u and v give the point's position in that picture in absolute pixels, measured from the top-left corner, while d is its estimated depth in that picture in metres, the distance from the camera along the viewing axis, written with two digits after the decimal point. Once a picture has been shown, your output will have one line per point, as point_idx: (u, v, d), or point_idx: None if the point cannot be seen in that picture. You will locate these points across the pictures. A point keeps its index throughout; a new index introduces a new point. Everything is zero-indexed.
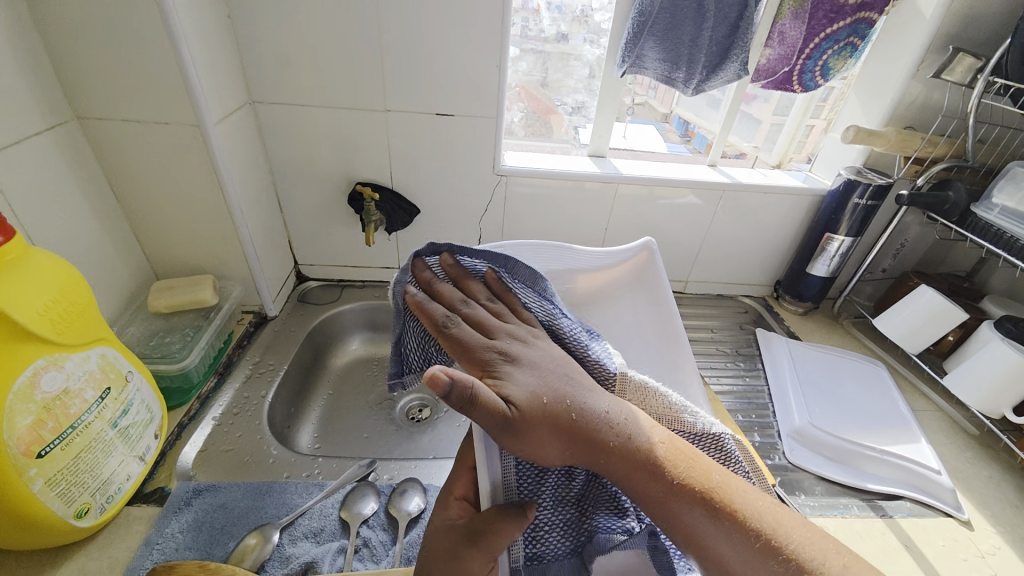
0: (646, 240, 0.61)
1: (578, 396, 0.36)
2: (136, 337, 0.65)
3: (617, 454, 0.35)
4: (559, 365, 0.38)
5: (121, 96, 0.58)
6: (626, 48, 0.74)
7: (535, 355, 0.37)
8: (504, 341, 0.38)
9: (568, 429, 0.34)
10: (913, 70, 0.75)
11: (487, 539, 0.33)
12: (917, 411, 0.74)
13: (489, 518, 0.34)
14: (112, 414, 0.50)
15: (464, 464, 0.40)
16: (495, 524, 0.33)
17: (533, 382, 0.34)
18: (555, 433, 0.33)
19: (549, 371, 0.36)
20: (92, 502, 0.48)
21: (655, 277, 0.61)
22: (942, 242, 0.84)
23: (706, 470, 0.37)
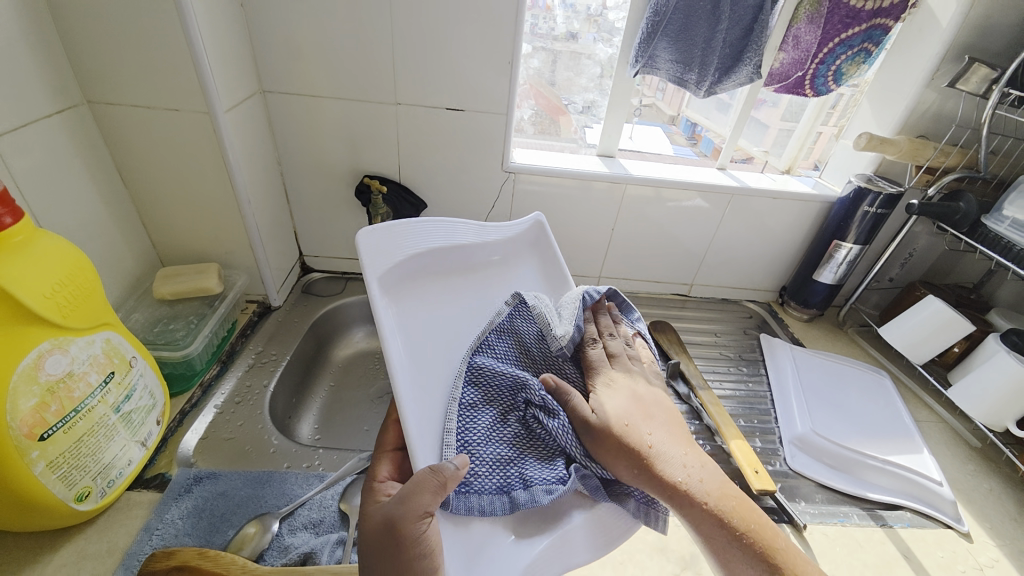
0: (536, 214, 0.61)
1: (669, 431, 0.44)
2: (140, 322, 0.65)
3: (687, 499, 0.39)
4: (659, 404, 0.47)
5: (131, 81, 0.57)
6: (639, 48, 0.74)
7: (641, 390, 0.48)
8: (618, 372, 0.48)
9: (643, 454, 0.41)
10: (928, 78, 0.74)
11: (417, 500, 0.34)
12: (919, 421, 0.73)
13: (415, 482, 0.35)
14: (115, 399, 0.50)
15: (386, 450, 0.45)
16: (421, 487, 0.34)
17: (623, 404, 0.45)
18: (627, 453, 0.41)
19: (643, 405, 0.46)
20: (92, 485, 0.48)
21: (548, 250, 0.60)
22: (951, 252, 0.83)
23: (770, 533, 0.39)
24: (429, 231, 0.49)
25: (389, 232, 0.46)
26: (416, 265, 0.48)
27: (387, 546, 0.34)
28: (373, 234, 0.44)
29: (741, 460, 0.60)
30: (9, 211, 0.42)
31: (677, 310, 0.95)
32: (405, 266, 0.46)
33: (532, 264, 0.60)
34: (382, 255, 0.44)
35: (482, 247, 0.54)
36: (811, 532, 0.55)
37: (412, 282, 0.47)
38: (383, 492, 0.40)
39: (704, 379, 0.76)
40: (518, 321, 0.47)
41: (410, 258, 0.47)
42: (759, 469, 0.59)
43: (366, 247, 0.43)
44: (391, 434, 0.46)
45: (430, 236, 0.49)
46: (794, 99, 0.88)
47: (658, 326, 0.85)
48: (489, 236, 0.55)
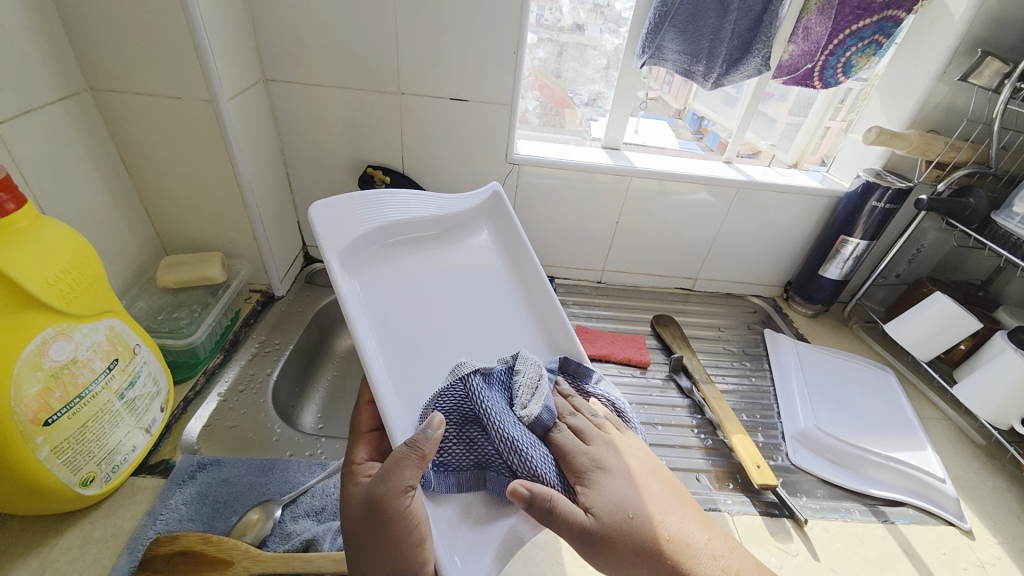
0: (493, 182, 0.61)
1: (679, 514, 0.40)
2: (144, 310, 0.66)
3: None
4: (654, 476, 0.42)
5: (134, 68, 0.57)
6: (646, 38, 0.73)
7: (633, 465, 0.41)
8: (602, 448, 0.42)
9: (662, 558, 0.37)
10: (940, 71, 0.73)
11: (399, 475, 0.34)
12: (923, 418, 0.73)
13: (396, 458, 0.35)
14: (119, 385, 0.50)
15: (363, 433, 0.45)
16: (403, 461, 0.35)
17: (622, 495, 0.39)
18: (638, 556, 0.37)
19: (642, 485, 0.40)
20: (97, 470, 0.48)
21: (506, 214, 0.60)
22: (960, 248, 0.82)
23: None
24: (383, 207, 0.52)
25: (344, 207, 0.48)
26: (373, 239, 0.50)
27: (370, 524, 0.34)
28: (326, 210, 0.47)
29: (742, 455, 0.60)
30: (12, 198, 0.42)
31: (681, 304, 0.95)
32: (362, 238, 0.49)
33: (492, 231, 0.61)
34: (338, 229, 0.47)
35: (438, 219, 0.56)
36: (812, 527, 0.55)
37: (370, 257, 0.50)
38: (363, 473, 0.41)
39: (707, 374, 0.75)
40: (495, 374, 0.42)
41: (366, 233, 0.49)
42: (761, 463, 0.59)
43: (320, 222, 0.46)
44: (364, 417, 0.45)
45: (385, 212, 0.51)
46: (803, 92, 0.86)
47: (661, 320, 0.85)
48: (446, 208, 0.57)
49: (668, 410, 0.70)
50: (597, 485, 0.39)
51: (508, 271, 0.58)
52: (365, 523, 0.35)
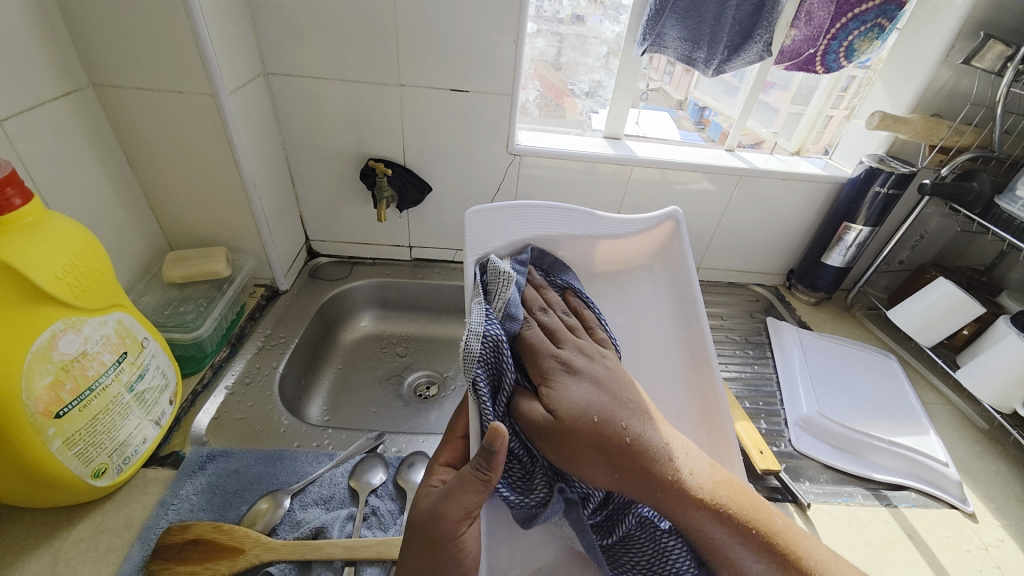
0: (673, 209, 0.58)
1: (642, 418, 0.42)
2: (151, 305, 0.66)
3: (674, 494, 0.38)
4: (622, 383, 0.44)
5: (135, 63, 0.57)
6: (647, 25, 0.72)
7: (599, 371, 0.44)
8: (569, 352, 0.45)
9: (615, 451, 0.39)
10: (943, 55, 0.72)
11: (460, 498, 0.34)
12: (926, 404, 0.73)
13: (462, 481, 0.35)
14: (129, 378, 0.51)
15: (454, 436, 0.45)
16: (469, 484, 0.34)
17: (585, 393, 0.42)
18: (592, 449, 0.38)
19: (608, 387, 0.43)
20: (109, 462, 0.49)
21: (678, 247, 0.58)
22: (963, 234, 0.82)
23: (769, 513, 0.39)
24: (540, 220, 0.53)
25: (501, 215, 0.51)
26: (516, 249, 0.53)
27: (422, 545, 0.34)
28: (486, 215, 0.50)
29: (745, 441, 0.60)
30: (18, 193, 0.42)
31: None
32: (499, 251, 0.52)
33: (658, 263, 0.60)
34: (491, 233, 0.51)
35: (595, 239, 0.57)
36: (815, 511, 0.56)
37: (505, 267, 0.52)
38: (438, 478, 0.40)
39: None
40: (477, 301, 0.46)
41: (516, 241, 0.53)
42: (763, 449, 0.59)
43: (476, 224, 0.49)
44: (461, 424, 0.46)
45: (540, 224, 0.54)
46: (806, 79, 0.85)
47: None
48: (610, 229, 0.57)
49: None
50: (560, 384, 0.42)
51: (663, 303, 0.59)
52: (421, 544, 0.34)
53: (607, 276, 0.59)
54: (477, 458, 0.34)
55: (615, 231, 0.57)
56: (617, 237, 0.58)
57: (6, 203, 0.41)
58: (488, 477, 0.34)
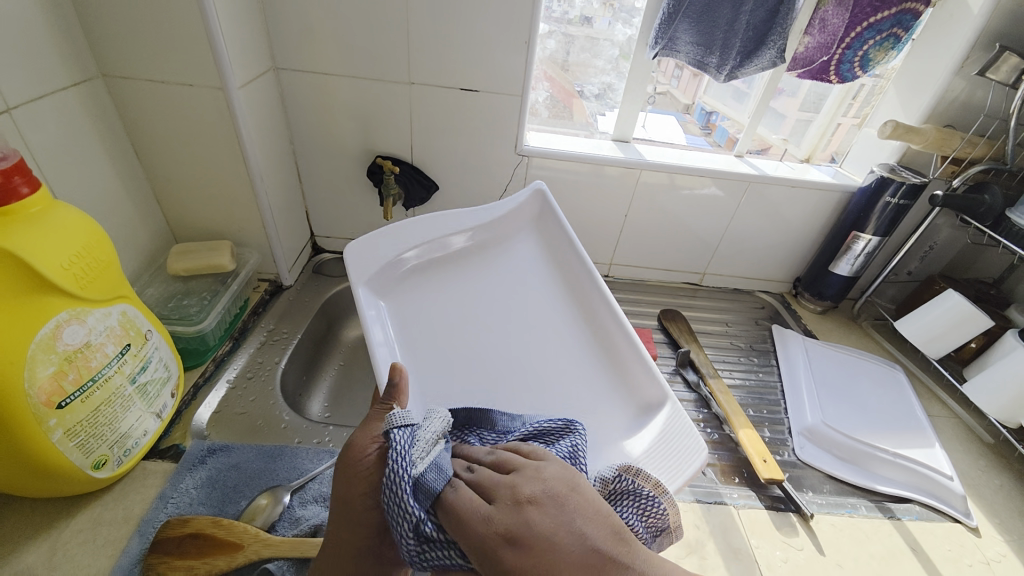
0: (536, 183, 0.66)
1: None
2: (154, 297, 0.66)
3: None
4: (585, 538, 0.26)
5: (146, 55, 0.57)
6: (659, 29, 0.72)
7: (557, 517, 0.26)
8: (501, 507, 0.27)
9: None
10: (957, 66, 0.72)
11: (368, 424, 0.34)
12: (932, 416, 0.72)
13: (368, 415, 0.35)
14: (131, 370, 0.51)
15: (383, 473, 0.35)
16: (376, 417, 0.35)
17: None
18: None
19: (562, 555, 0.25)
20: (110, 454, 0.49)
21: (551, 215, 0.64)
22: (973, 246, 0.81)
23: None
24: (430, 225, 0.59)
25: (393, 229, 0.57)
26: (407, 264, 0.56)
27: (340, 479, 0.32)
28: (375, 234, 0.56)
29: (749, 449, 0.60)
30: (25, 182, 0.42)
31: (689, 298, 0.95)
32: (393, 265, 0.55)
33: (537, 232, 0.65)
34: (380, 248, 0.55)
35: (480, 227, 0.62)
36: (818, 522, 0.55)
37: (399, 283, 0.55)
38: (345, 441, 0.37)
39: (714, 368, 0.75)
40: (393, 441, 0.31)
41: (406, 249, 0.56)
42: (767, 458, 0.59)
43: (365, 244, 0.54)
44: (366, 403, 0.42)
45: (431, 228, 0.59)
46: (814, 88, 0.85)
47: (669, 314, 0.85)
48: (489, 216, 0.62)
49: None
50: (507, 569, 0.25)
51: (548, 268, 0.61)
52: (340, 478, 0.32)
53: (498, 255, 0.62)
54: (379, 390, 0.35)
55: (491, 210, 0.63)
56: (498, 221, 0.63)
57: (14, 192, 0.41)
58: (390, 403, 0.35)
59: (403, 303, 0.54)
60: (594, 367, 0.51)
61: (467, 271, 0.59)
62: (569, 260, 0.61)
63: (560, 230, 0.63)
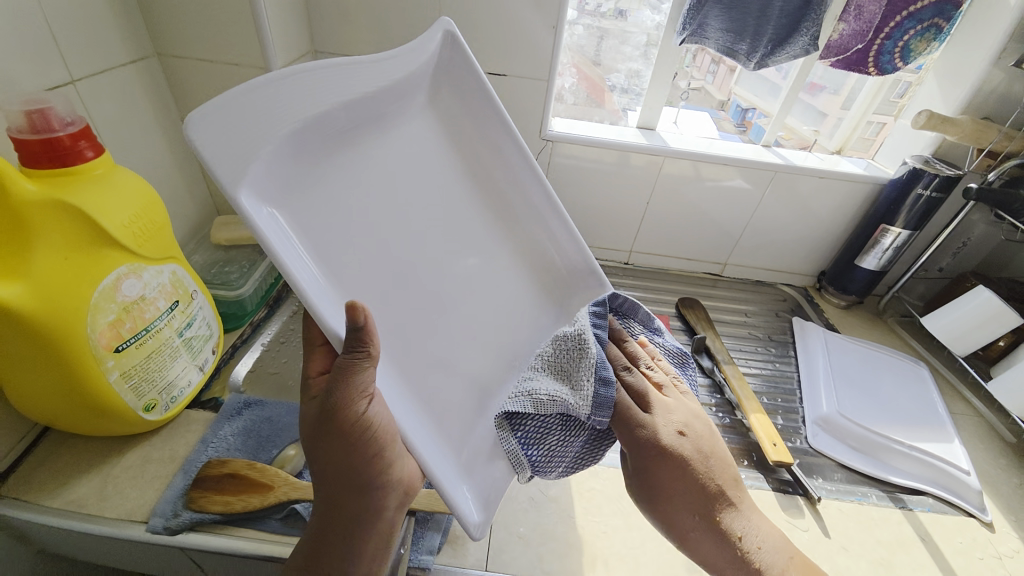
0: (442, 18, 0.47)
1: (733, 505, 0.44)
2: (200, 263, 0.71)
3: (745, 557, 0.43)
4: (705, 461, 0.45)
5: (197, 36, 0.61)
6: (687, 14, 0.72)
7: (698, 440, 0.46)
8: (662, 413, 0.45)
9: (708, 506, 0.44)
10: (995, 56, 0.70)
11: (349, 381, 0.34)
12: (954, 414, 0.71)
13: (343, 368, 0.34)
14: (179, 324, 0.55)
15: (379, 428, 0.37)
16: (354, 368, 0.34)
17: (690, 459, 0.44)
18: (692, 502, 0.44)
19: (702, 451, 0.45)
20: (158, 399, 0.54)
21: (461, 68, 0.49)
22: (1009, 243, 0.78)
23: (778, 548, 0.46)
24: (304, 93, 0.35)
25: (241, 109, 0.30)
26: (302, 146, 0.36)
27: (336, 435, 0.35)
28: (218, 127, 0.29)
29: (760, 433, 0.61)
30: (90, 146, 0.47)
31: (710, 288, 0.95)
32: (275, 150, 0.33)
33: (436, 95, 0.50)
34: (231, 150, 0.30)
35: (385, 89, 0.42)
36: (824, 506, 0.55)
37: (301, 171, 0.36)
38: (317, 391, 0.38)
39: (730, 356, 0.76)
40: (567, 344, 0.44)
41: (275, 144, 0.33)
42: (778, 442, 0.59)
43: (216, 145, 0.29)
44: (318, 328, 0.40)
45: (312, 94, 0.35)
46: (857, 83, 0.84)
47: (686, 302, 0.85)
48: (388, 70, 0.42)
49: (688, 387, 0.71)
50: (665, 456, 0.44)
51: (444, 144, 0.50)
52: (330, 435, 0.35)
53: (393, 126, 0.46)
54: (346, 340, 0.33)
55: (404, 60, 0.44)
56: (400, 75, 0.43)
57: (79, 153, 0.45)
58: (367, 350, 0.34)
59: (307, 220, 0.36)
60: (506, 254, 0.53)
61: (377, 150, 0.44)
62: (481, 116, 0.51)
63: (480, 93, 0.50)
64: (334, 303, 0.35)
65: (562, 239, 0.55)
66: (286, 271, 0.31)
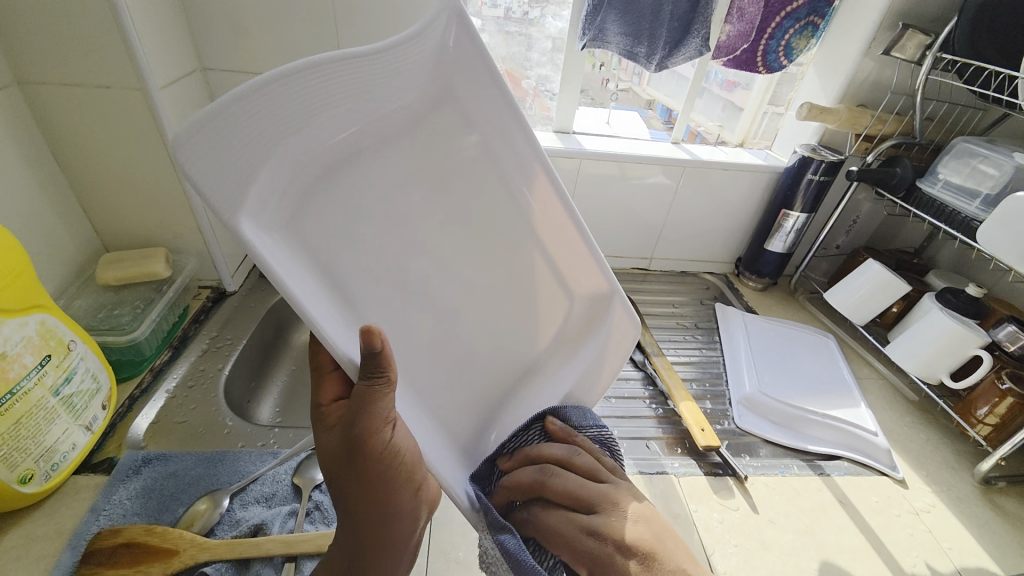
0: None
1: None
2: (84, 308, 0.64)
3: None
4: (664, 540, 0.36)
5: (57, 57, 0.55)
6: (586, 20, 0.74)
7: (643, 531, 0.36)
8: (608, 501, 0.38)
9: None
10: (866, 47, 0.76)
11: (371, 411, 0.31)
12: (861, 379, 0.77)
13: (363, 398, 0.31)
14: (54, 381, 0.49)
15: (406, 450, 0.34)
16: (374, 395, 0.31)
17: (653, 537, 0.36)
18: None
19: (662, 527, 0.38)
20: (35, 468, 0.47)
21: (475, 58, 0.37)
22: (892, 219, 0.88)
23: None
24: (297, 93, 0.27)
25: (229, 123, 0.24)
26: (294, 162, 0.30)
27: (367, 466, 0.32)
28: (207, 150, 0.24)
29: (688, 420, 0.62)
30: None
31: (639, 282, 0.98)
32: (267, 169, 0.28)
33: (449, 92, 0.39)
34: (223, 170, 0.25)
35: (378, 92, 0.33)
36: (753, 483, 0.58)
37: (295, 187, 0.31)
38: (333, 419, 0.34)
39: (659, 347, 0.78)
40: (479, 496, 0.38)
41: (266, 154, 0.27)
42: (705, 427, 0.61)
43: (205, 167, 0.24)
44: (327, 353, 0.36)
45: (306, 97, 0.28)
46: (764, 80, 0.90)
47: None
48: (382, 67, 0.32)
49: (622, 382, 0.72)
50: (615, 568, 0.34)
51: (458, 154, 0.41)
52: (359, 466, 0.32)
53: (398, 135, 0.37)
54: (363, 366, 0.30)
55: (404, 49, 0.33)
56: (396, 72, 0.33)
57: None
58: (388, 375, 0.31)
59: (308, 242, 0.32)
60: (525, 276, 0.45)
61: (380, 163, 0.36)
62: (497, 118, 0.40)
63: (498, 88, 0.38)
64: (343, 330, 0.31)
65: (588, 269, 0.46)
66: (293, 299, 0.27)
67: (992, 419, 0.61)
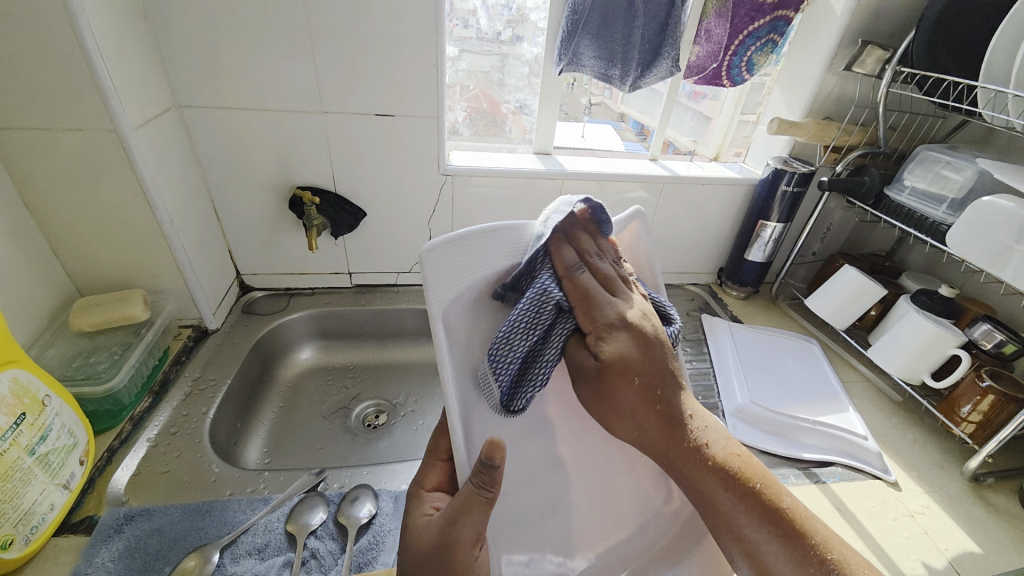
0: None
1: (689, 397, 0.40)
2: (57, 358, 0.61)
3: (689, 456, 0.37)
4: (665, 346, 0.40)
5: (24, 102, 0.53)
6: (562, 46, 0.75)
7: (648, 329, 0.40)
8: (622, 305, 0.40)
9: (652, 403, 0.38)
10: (827, 63, 0.79)
11: (468, 519, 0.34)
12: (846, 382, 0.79)
13: (465, 500, 0.34)
14: (29, 441, 0.47)
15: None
16: (476, 507, 0.34)
17: (632, 346, 0.38)
18: (635, 399, 0.37)
19: (653, 348, 0.39)
20: (14, 533, 0.44)
21: None
22: (863, 224, 0.91)
23: (770, 483, 0.36)
24: (489, 255, 0.42)
25: (449, 258, 0.39)
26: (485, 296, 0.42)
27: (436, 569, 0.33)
28: (443, 262, 0.38)
29: None
30: None
31: None
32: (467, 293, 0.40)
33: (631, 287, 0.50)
34: (449, 274, 0.39)
35: None
36: None
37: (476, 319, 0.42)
38: (428, 505, 0.38)
39: None
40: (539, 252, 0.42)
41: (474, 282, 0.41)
42: None
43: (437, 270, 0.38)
44: (445, 442, 0.42)
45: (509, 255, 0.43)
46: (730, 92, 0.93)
47: None
48: None
49: None
50: (616, 341, 0.38)
51: None
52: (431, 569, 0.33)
53: None
54: (481, 478, 0.34)
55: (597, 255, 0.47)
56: None
57: None
58: (492, 494, 0.34)
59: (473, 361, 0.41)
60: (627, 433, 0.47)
61: None
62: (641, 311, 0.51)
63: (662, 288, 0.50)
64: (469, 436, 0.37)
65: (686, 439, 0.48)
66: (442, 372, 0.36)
67: (976, 416, 0.63)
